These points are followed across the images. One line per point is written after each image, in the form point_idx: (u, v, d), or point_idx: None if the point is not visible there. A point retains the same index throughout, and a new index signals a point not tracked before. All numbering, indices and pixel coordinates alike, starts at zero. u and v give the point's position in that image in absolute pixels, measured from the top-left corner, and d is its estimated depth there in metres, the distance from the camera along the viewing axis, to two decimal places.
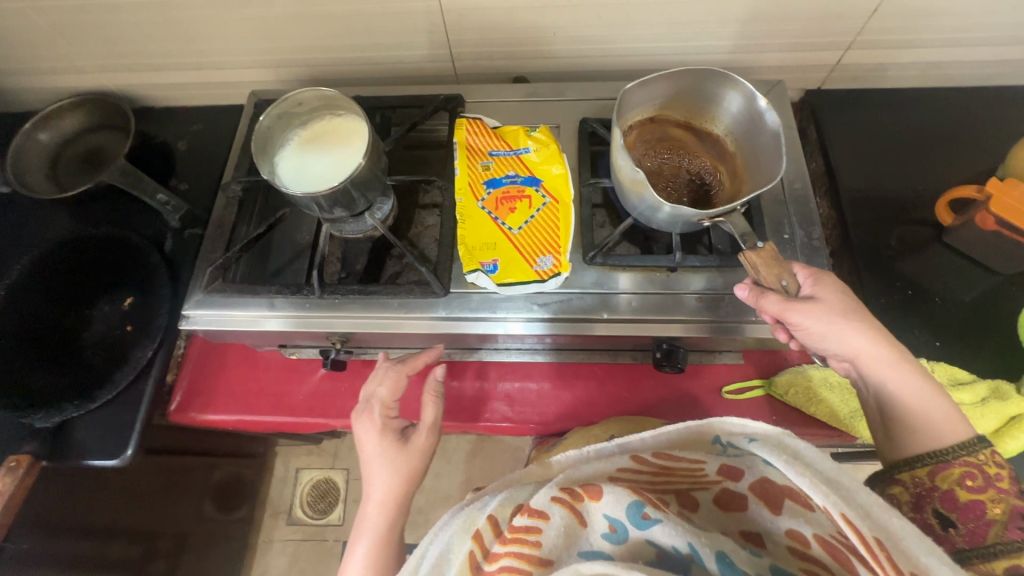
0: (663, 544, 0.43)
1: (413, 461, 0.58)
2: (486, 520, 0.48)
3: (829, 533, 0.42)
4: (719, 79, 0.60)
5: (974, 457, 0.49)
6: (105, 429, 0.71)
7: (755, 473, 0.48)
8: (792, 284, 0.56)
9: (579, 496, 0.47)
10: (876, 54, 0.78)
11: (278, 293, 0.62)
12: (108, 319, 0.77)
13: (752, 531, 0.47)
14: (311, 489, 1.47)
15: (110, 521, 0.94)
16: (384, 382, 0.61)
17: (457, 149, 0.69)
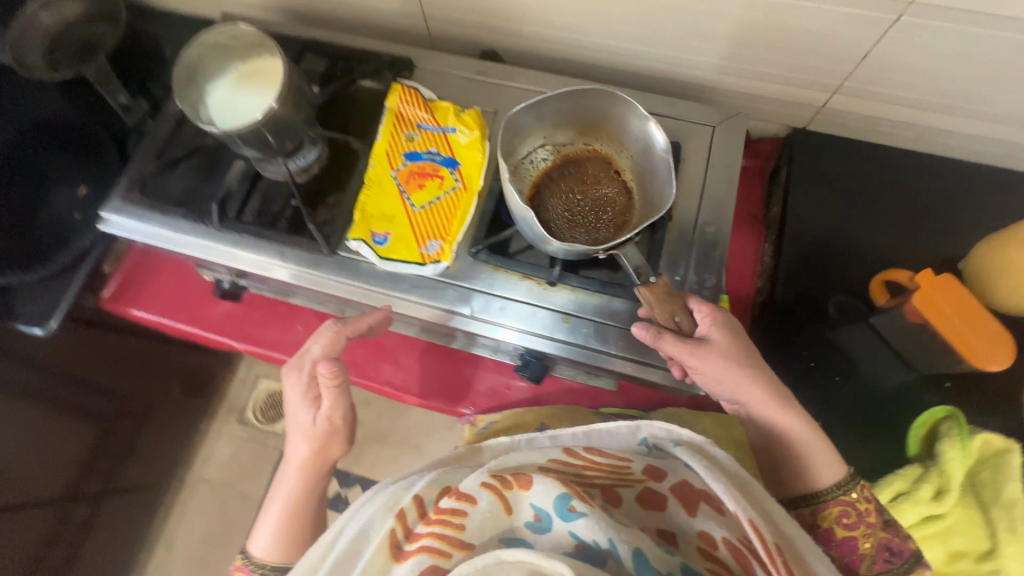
0: (585, 537, 0.45)
1: (335, 431, 0.63)
2: (411, 499, 0.50)
3: (735, 538, 0.47)
4: (609, 99, 0.60)
5: (848, 496, 0.56)
6: (38, 299, 0.79)
7: (677, 475, 0.52)
8: (685, 320, 0.56)
9: (509, 484, 0.48)
10: (867, 104, 0.71)
11: (183, 216, 0.66)
12: (64, 204, 0.82)
13: (669, 531, 0.50)
14: (265, 397, 1.56)
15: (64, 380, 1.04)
16: (320, 339, 0.62)
17: (385, 115, 0.68)
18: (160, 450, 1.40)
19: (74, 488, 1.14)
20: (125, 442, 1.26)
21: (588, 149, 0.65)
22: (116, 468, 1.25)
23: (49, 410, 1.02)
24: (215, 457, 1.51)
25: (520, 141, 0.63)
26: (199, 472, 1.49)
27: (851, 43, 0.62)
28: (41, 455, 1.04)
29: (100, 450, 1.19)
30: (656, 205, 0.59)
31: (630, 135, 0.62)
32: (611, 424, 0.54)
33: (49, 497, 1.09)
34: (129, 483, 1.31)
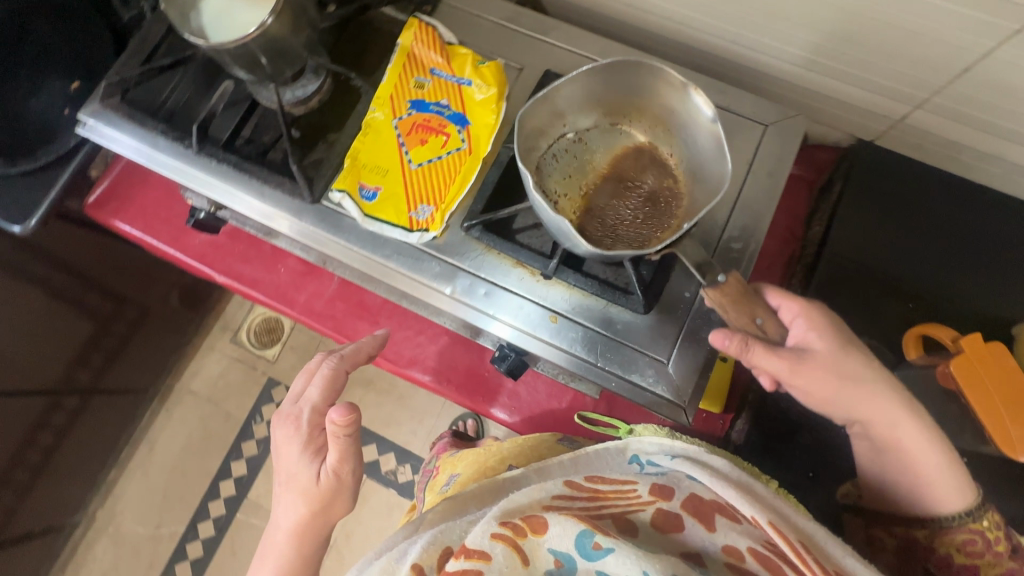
0: (615, 574, 0.40)
1: (337, 491, 0.56)
2: (409, 571, 0.44)
3: (760, 544, 0.42)
4: (639, 69, 0.51)
5: (979, 524, 0.49)
6: (17, 194, 0.74)
7: (685, 491, 0.48)
8: (769, 322, 0.50)
9: (522, 531, 0.44)
10: (956, 127, 0.60)
11: (163, 133, 0.60)
12: (53, 96, 0.76)
13: (692, 553, 0.44)
14: (260, 321, 1.54)
15: (53, 277, 1.01)
16: (316, 382, 0.58)
17: (396, 52, 0.60)
18: (153, 358, 1.40)
19: (67, 380, 1.14)
20: (118, 344, 1.25)
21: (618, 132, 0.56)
22: (108, 369, 1.25)
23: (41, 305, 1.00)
24: (204, 372, 1.51)
25: (543, 131, 0.54)
26: (187, 384, 1.50)
27: (950, 51, 0.52)
28: (33, 347, 1.03)
29: (95, 346, 1.18)
30: (709, 188, 0.50)
31: (666, 107, 0.52)
32: (598, 447, 0.54)
33: (41, 387, 1.08)
34: (118, 384, 1.31)
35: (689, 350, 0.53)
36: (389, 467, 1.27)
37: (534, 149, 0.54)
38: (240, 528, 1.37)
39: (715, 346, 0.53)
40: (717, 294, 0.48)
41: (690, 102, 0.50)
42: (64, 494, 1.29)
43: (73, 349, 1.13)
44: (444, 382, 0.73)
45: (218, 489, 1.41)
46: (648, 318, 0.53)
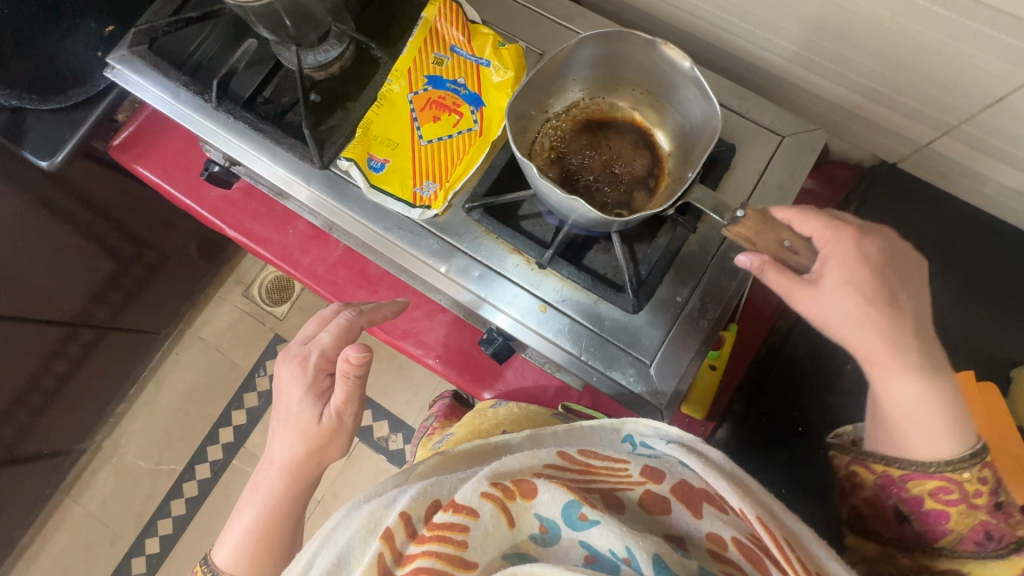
0: (597, 545, 0.42)
1: (333, 434, 0.58)
2: (397, 518, 0.45)
3: (746, 535, 0.43)
4: (604, 40, 0.49)
5: (957, 474, 0.44)
6: (47, 130, 0.77)
7: (675, 476, 0.47)
8: (798, 243, 0.45)
9: (511, 494, 0.45)
10: (982, 158, 0.58)
11: (185, 84, 0.61)
12: (88, 38, 0.78)
13: (675, 534, 0.44)
14: (272, 278, 1.57)
15: (78, 214, 1.04)
16: (331, 330, 0.58)
17: (418, 26, 0.60)
18: (168, 302, 1.44)
19: (85, 314, 1.19)
20: (136, 286, 1.29)
21: (599, 105, 0.54)
22: (124, 308, 1.30)
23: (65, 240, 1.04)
24: (214, 321, 1.55)
25: (528, 119, 0.53)
26: (198, 331, 1.55)
27: (984, 79, 0.50)
28: (57, 280, 1.08)
29: (113, 285, 1.22)
30: (702, 139, 0.49)
31: (639, 68, 0.50)
32: (593, 422, 0.53)
33: (60, 318, 1.13)
34: (133, 324, 1.36)
35: (673, 354, 0.53)
36: (381, 434, 1.31)
37: (523, 138, 0.53)
38: (235, 473, 1.43)
39: (699, 353, 0.53)
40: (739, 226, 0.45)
41: (662, 59, 0.48)
42: (74, 422, 1.35)
43: (94, 286, 1.17)
44: (438, 358, 0.74)
45: (218, 434, 1.47)
46: (637, 317, 0.54)
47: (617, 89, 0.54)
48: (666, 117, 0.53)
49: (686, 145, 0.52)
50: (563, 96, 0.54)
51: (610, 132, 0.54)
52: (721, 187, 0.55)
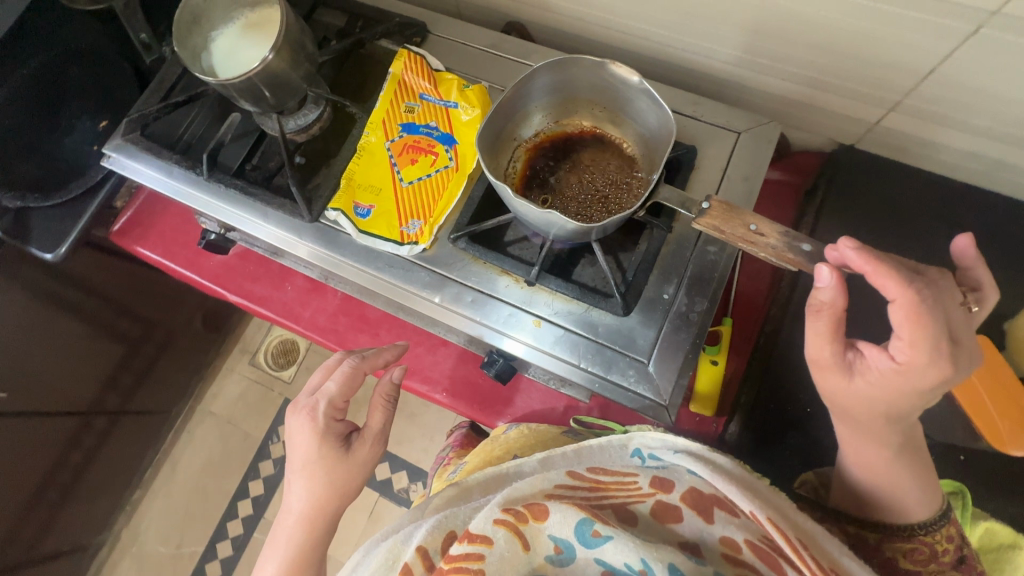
0: (613, 562, 0.42)
1: (352, 473, 0.59)
2: (414, 552, 0.46)
3: (757, 538, 0.44)
4: (553, 69, 0.52)
5: (929, 536, 0.51)
6: (51, 224, 0.82)
7: (684, 484, 0.49)
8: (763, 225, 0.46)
9: (523, 517, 0.46)
10: (932, 128, 0.62)
11: (178, 163, 0.65)
12: (84, 134, 0.84)
13: (688, 541, 0.45)
14: (277, 344, 1.61)
15: (83, 305, 1.08)
16: (336, 377, 0.59)
17: (388, 81, 0.65)
18: (177, 380, 1.46)
19: (96, 403, 1.20)
20: (143, 369, 1.31)
21: (561, 128, 0.58)
22: (133, 391, 1.31)
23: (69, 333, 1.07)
24: (224, 394, 1.57)
25: (498, 152, 0.56)
26: (209, 405, 1.56)
27: (917, 54, 0.53)
28: (65, 372, 1.09)
29: (124, 368, 1.25)
30: (663, 138, 0.52)
31: (591, 85, 0.54)
32: (600, 441, 0.55)
33: (72, 410, 1.14)
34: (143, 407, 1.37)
35: (669, 350, 0.54)
36: (401, 485, 1.29)
37: (497, 170, 0.56)
38: (257, 546, 1.40)
39: (696, 345, 0.54)
40: (706, 220, 0.48)
41: (609, 75, 0.51)
42: (92, 514, 1.34)
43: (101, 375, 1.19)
44: (445, 392, 0.75)
45: (237, 508, 1.45)
46: (628, 320, 0.55)
47: (575, 111, 0.57)
48: (625, 129, 0.56)
49: (650, 147, 0.55)
50: (527, 131, 0.57)
51: (578, 155, 0.57)
52: (688, 187, 0.58)
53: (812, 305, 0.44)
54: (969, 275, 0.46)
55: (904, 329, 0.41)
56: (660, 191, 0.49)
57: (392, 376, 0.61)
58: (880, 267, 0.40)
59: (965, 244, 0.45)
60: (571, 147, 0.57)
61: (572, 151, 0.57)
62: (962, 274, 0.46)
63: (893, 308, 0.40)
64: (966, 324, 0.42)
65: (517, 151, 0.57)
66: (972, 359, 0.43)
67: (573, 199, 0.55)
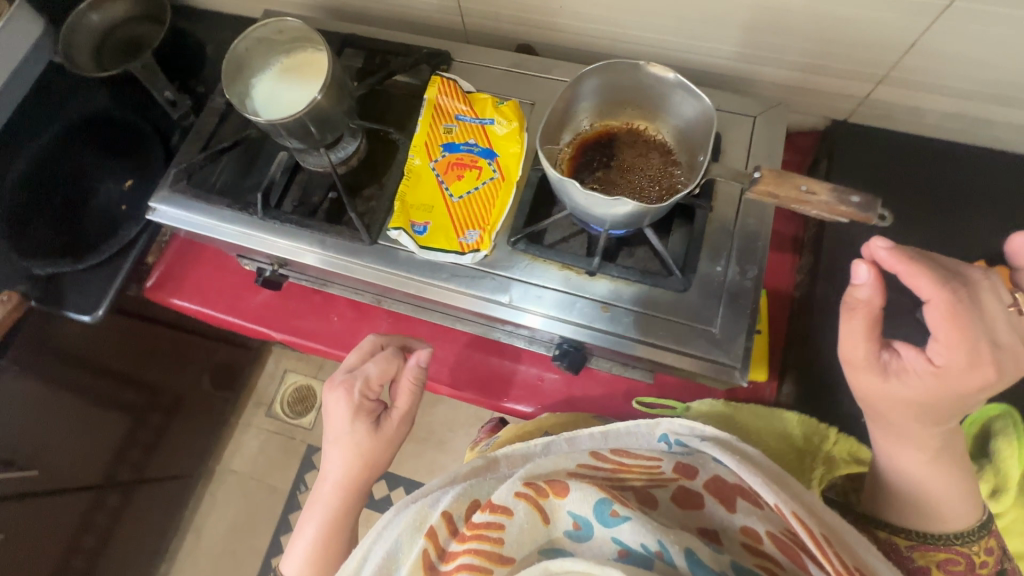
0: (630, 542, 0.45)
1: (380, 446, 0.65)
2: (440, 516, 0.52)
3: (779, 530, 0.48)
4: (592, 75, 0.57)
5: (966, 548, 0.57)
6: (87, 286, 0.81)
7: (709, 471, 0.54)
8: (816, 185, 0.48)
9: (543, 492, 0.50)
10: (914, 95, 0.69)
11: (229, 206, 0.67)
12: (109, 195, 0.86)
13: (709, 527, 0.51)
14: (292, 391, 1.61)
15: (100, 375, 1.08)
16: (377, 362, 0.66)
17: (425, 106, 0.69)
18: (193, 442, 1.45)
19: (109, 476, 1.18)
20: (155, 435, 1.29)
21: (598, 129, 0.63)
22: (147, 459, 1.29)
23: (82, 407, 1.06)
24: (244, 450, 1.56)
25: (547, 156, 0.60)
26: (228, 464, 1.56)
27: (895, 31, 0.61)
28: (79, 445, 1.08)
29: (133, 442, 1.22)
30: (699, 123, 0.57)
31: (624, 86, 0.59)
32: (628, 424, 0.58)
33: (87, 483, 1.13)
34: (159, 473, 1.35)
35: (731, 317, 0.58)
36: None
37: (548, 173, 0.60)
38: None
39: (755, 310, 0.59)
40: (762, 188, 0.50)
41: (644, 74, 0.57)
42: None
43: (114, 446, 1.17)
44: (505, 398, 0.76)
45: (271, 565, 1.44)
46: (689, 295, 0.59)
47: (609, 112, 0.62)
48: (657, 122, 0.62)
49: (684, 134, 0.60)
50: (571, 131, 0.62)
51: (620, 150, 0.62)
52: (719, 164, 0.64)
53: (849, 301, 0.49)
54: None
55: (940, 332, 0.47)
56: (712, 169, 0.53)
57: (420, 361, 0.66)
58: (911, 268, 0.47)
59: (1023, 244, 0.51)
60: (610, 144, 0.62)
61: (612, 148, 0.62)
62: (1017, 274, 0.52)
63: (930, 307, 0.47)
64: (1010, 327, 0.47)
65: (562, 154, 0.62)
66: (1018, 363, 0.47)
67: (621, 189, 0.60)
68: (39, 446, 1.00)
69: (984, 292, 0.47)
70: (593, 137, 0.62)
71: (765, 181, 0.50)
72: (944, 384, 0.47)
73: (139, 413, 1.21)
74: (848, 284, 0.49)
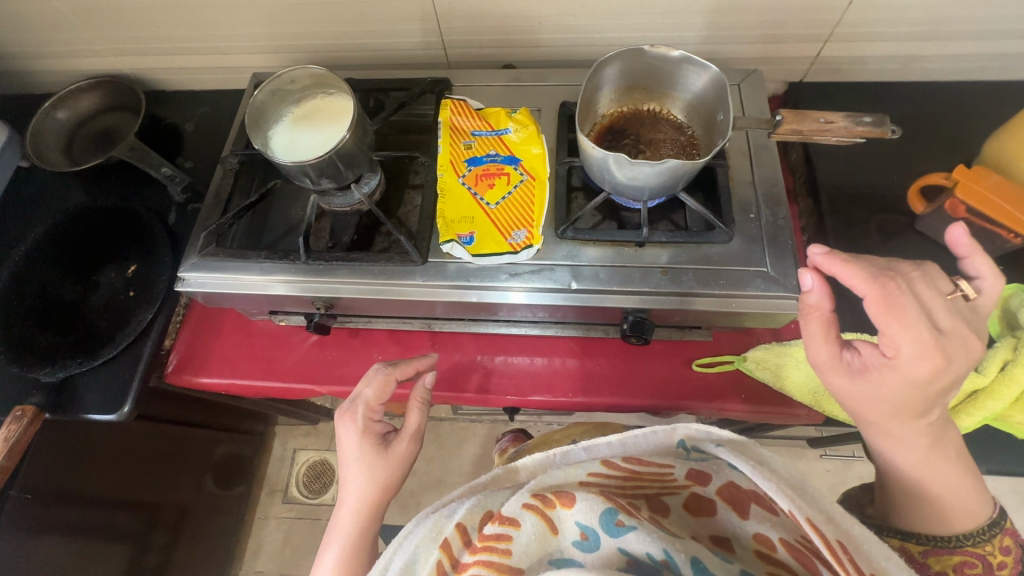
0: (636, 551, 0.42)
1: (391, 467, 0.63)
2: (454, 529, 0.49)
3: (794, 537, 0.44)
4: (602, 67, 0.63)
5: (980, 548, 0.52)
6: (107, 385, 0.76)
7: (722, 477, 0.50)
8: (830, 115, 0.58)
9: (550, 503, 0.47)
10: (857, 46, 0.80)
11: (267, 257, 0.67)
12: (113, 285, 0.81)
13: (721, 536, 0.46)
14: (307, 470, 1.52)
15: (102, 496, 0.97)
16: (372, 384, 0.65)
17: (442, 128, 0.73)
18: (208, 550, 1.32)
19: None
20: (164, 554, 1.16)
21: (610, 115, 0.69)
22: None
23: (84, 537, 0.95)
24: (266, 546, 1.45)
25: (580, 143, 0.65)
26: (252, 565, 1.43)
27: None
28: None
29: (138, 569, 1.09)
30: (704, 91, 0.64)
31: (628, 72, 0.65)
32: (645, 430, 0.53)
33: None
34: None
35: (778, 254, 0.63)
36: None
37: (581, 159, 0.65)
38: None
39: (794, 243, 0.64)
40: (785, 130, 0.58)
41: (648, 58, 0.63)
42: None
43: None
44: (571, 394, 0.77)
45: None
46: (734, 245, 0.64)
47: (616, 98, 0.68)
48: (661, 99, 0.68)
49: (690, 104, 0.67)
50: (591, 112, 0.68)
51: (636, 126, 0.68)
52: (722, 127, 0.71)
53: (803, 308, 0.53)
54: (970, 262, 0.51)
55: (888, 328, 0.48)
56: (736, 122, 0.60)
57: (424, 381, 0.67)
58: (847, 267, 0.49)
59: (960, 234, 0.51)
60: (625, 125, 0.68)
61: (628, 128, 0.68)
62: (964, 261, 0.52)
63: (866, 304, 0.48)
64: (948, 311, 0.48)
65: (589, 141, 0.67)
66: (966, 347, 0.47)
67: (638, 154, 0.66)
68: None
69: (921, 285, 0.49)
70: (609, 123, 0.68)
71: (786, 121, 0.58)
72: (904, 374, 0.48)
73: (143, 533, 1.09)
74: (800, 292, 0.53)
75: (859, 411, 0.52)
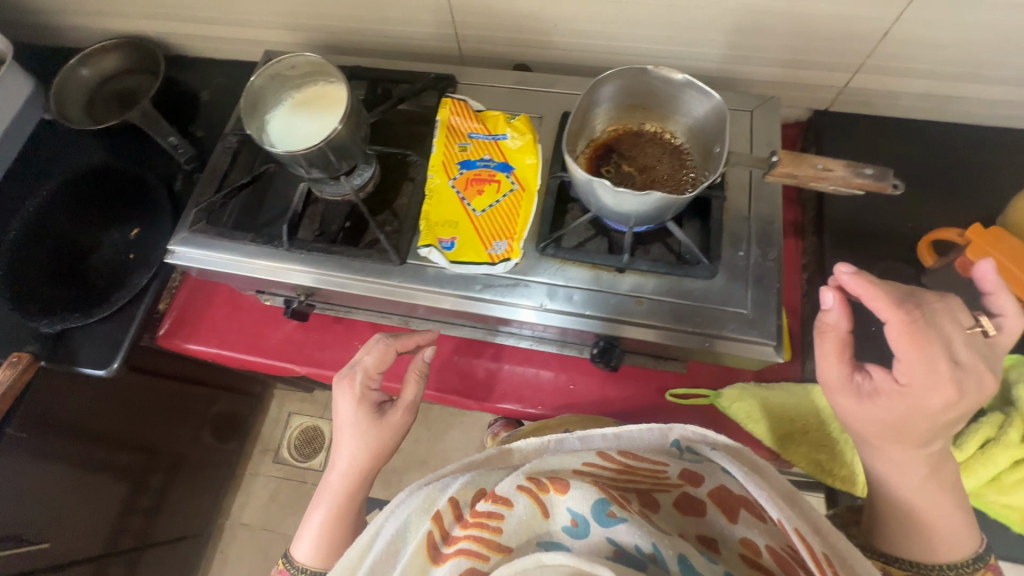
0: (624, 542, 0.40)
1: (386, 435, 0.65)
2: (447, 502, 0.49)
3: (780, 546, 0.43)
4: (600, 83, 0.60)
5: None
6: (101, 341, 0.79)
7: (715, 480, 0.49)
8: (828, 162, 0.55)
9: (545, 487, 0.46)
10: (889, 79, 0.75)
11: (252, 240, 0.68)
12: (115, 246, 0.85)
13: (708, 536, 0.44)
14: (299, 434, 1.57)
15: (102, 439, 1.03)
16: (372, 351, 0.65)
17: (438, 127, 0.72)
18: (199, 498, 1.39)
19: (110, 547, 1.12)
20: (157, 497, 1.22)
21: (604, 132, 0.66)
22: (151, 523, 1.23)
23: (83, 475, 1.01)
24: (254, 501, 1.52)
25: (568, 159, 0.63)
26: (239, 517, 1.51)
27: (870, 23, 0.66)
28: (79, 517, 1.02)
29: (133, 508, 1.15)
30: (705, 117, 0.61)
31: (628, 89, 0.63)
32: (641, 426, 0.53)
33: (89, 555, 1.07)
34: (164, 535, 1.29)
35: (760, 295, 0.61)
36: None
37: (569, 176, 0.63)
38: None
39: (781, 287, 0.62)
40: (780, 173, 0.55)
41: (648, 78, 0.60)
42: None
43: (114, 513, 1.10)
44: (541, 406, 0.77)
45: None
46: (717, 281, 0.62)
47: (613, 115, 0.66)
48: (660, 120, 0.66)
49: (688, 129, 0.64)
50: (586, 127, 0.65)
51: (629, 146, 0.66)
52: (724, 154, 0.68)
53: (820, 325, 0.53)
54: (994, 299, 0.51)
55: (903, 354, 0.48)
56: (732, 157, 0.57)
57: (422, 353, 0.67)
58: (873, 291, 0.49)
59: (986, 270, 0.51)
60: (619, 144, 0.66)
61: (621, 146, 0.65)
62: (988, 298, 0.52)
63: (888, 327, 0.48)
64: (969, 345, 0.47)
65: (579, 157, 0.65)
66: (982, 384, 0.46)
67: (627, 175, 0.64)
68: (42, 521, 0.94)
69: (945, 316, 0.48)
70: (602, 140, 0.66)
71: (782, 163, 0.55)
72: (912, 402, 0.47)
73: (140, 476, 1.15)
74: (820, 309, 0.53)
75: (861, 432, 0.51)
